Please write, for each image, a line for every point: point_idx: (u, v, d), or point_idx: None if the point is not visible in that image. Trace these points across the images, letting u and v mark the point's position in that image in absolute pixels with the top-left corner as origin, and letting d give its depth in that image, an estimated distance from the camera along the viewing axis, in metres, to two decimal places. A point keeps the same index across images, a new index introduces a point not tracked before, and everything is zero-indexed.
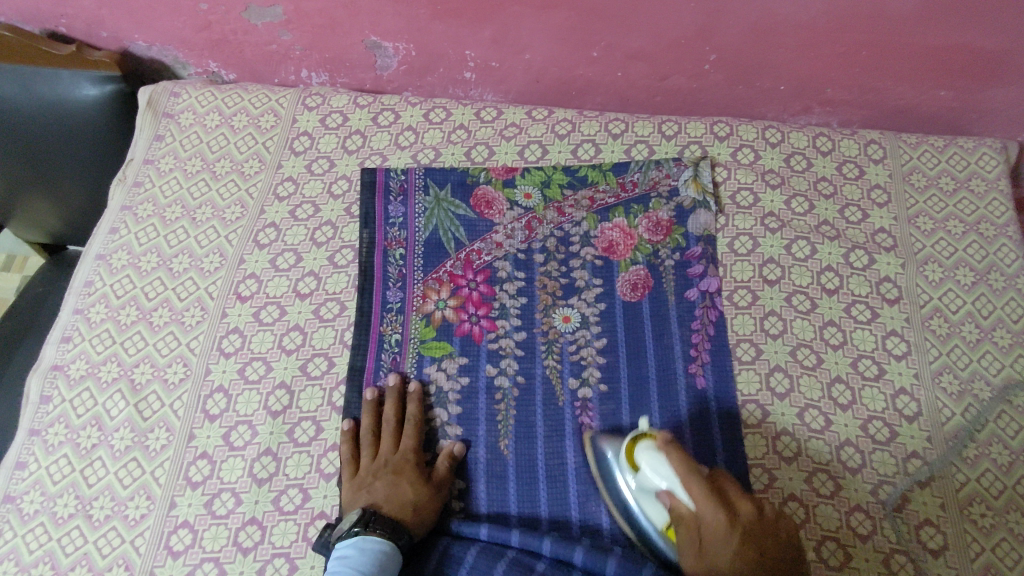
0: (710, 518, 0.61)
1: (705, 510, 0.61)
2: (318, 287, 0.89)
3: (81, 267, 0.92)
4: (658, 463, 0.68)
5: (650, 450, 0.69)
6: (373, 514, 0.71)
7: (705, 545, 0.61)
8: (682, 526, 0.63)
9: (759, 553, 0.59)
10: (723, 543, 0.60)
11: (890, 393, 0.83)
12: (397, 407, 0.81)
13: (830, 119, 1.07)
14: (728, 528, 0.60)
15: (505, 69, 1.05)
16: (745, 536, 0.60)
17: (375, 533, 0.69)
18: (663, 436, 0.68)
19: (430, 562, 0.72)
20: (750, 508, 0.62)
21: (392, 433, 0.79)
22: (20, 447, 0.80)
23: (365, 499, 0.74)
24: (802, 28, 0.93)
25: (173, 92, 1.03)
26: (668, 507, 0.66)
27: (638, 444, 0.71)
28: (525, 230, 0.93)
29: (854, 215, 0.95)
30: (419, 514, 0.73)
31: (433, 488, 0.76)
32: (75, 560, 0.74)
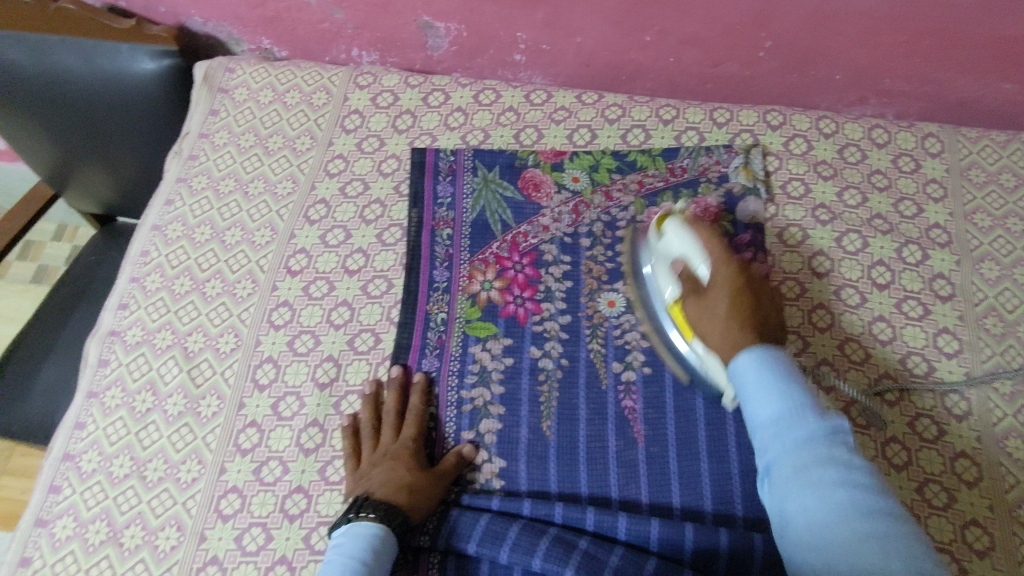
0: (717, 275, 0.73)
1: (716, 267, 0.74)
2: (366, 264, 0.90)
3: (138, 237, 0.95)
4: (684, 233, 0.78)
5: (678, 224, 0.79)
6: (368, 501, 0.70)
7: (710, 302, 0.72)
8: (689, 297, 0.75)
9: (750, 304, 0.70)
10: (721, 298, 0.71)
11: (939, 391, 0.81)
12: (398, 398, 0.81)
13: (886, 111, 1.05)
14: (729, 273, 0.73)
15: (556, 52, 1.04)
16: (743, 294, 0.71)
17: (367, 515, 0.68)
18: (697, 248, 0.76)
19: (473, 539, 0.72)
20: (750, 269, 0.74)
21: (392, 424, 0.79)
22: (79, 408, 0.83)
23: (363, 488, 0.73)
24: (863, 15, 0.91)
25: (228, 68, 1.05)
26: (681, 274, 0.77)
27: (669, 219, 0.81)
28: (572, 214, 0.92)
29: (908, 209, 0.93)
30: (413, 497, 0.72)
31: (430, 475, 0.74)
32: (130, 518, 0.76)
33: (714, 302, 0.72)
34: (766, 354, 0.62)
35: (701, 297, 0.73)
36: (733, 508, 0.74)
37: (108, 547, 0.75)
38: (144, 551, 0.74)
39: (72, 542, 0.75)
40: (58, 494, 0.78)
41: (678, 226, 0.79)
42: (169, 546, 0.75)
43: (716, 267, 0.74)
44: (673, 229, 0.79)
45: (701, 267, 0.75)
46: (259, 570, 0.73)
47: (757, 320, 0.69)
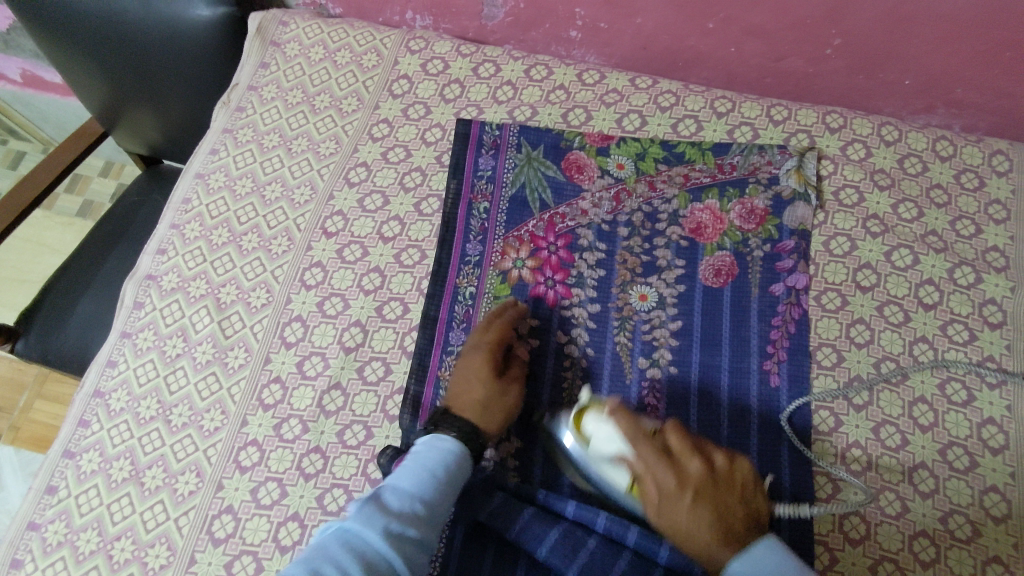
0: (660, 480, 0.67)
1: (657, 469, 0.67)
2: (402, 233, 0.90)
3: (181, 184, 0.96)
4: (607, 422, 0.72)
5: (598, 414, 0.72)
6: (445, 420, 0.74)
7: (667, 474, 0.66)
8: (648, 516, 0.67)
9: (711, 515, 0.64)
10: (681, 510, 0.65)
11: (976, 422, 0.79)
12: (486, 317, 0.83)
13: (954, 122, 1.00)
14: (681, 492, 0.65)
15: (613, 32, 1.01)
16: (711, 485, 0.66)
17: (446, 432, 0.73)
18: (629, 447, 0.69)
19: (486, 507, 0.72)
20: (700, 465, 0.67)
21: (483, 337, 0.81)
22: (112, 347, 0.85)
23: (441, 397, 0.79)
24: (944, 19, 0.86)
25: (282, 21, 1.04)
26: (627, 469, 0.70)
27: (586, 413, 0.74)
28: (612, 201, 0.91)
29: (966, 228, 0.89)
30: (489, 413, 0.76)
31: (504, 387, 0.78)
32: (152, 459, 0.78)
33: (675, 508, 0.65)
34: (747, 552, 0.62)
35: (667, 467, 0.67)
36: None
37: (129, 485, 0.77)
38: (163, 492, 0.77)
39: (96, 476, 0.78)
40: (86, 428, 0.81)
41: (599, 422, 0.72)
42: (188, 490, 0.77)
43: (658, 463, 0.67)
44: (592, 426, 0.72)
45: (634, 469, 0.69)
46: (272, 524, 0.74)
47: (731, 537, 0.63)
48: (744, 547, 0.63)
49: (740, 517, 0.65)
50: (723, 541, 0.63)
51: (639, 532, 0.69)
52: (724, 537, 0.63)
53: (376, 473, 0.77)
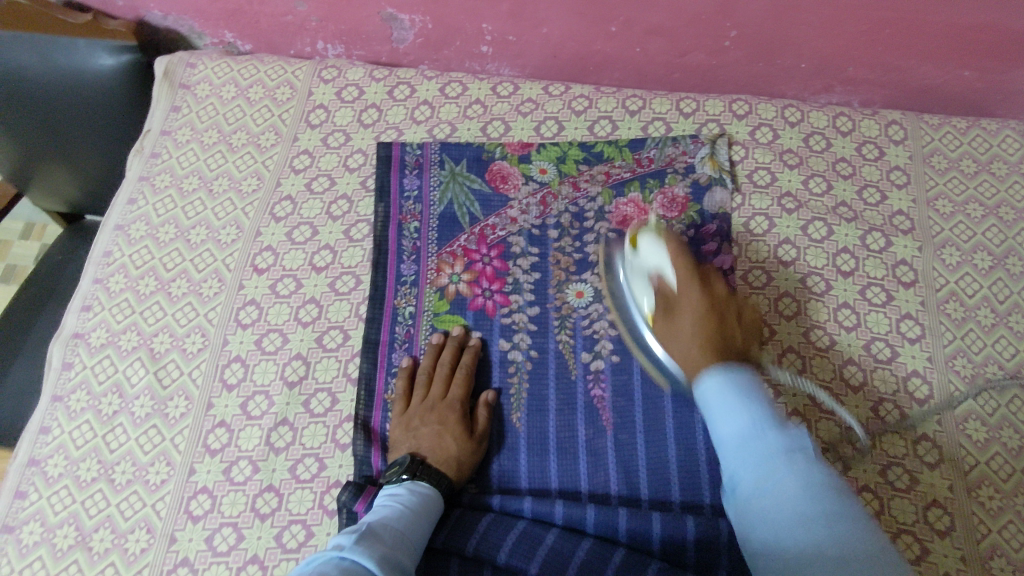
0: (688, 300, 0.73)
1: (688, 288, 0.74)
2: (334, 261, 0.90)
3: (100, 237, 0.93)
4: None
5: (660, 307, 0.75)
6: (423, 468, 0.74)
7: (681, 319, 0.72)
8: (670, 300, 0.75)
9: (715, 322, 0.71)
10: (688, 321, 0.72)
11: (902, 376, 0.83)
12: (452, 355, 0.83)
13: (851, 98, 1.06)
14: (702, 303, 0.73)
15: (522, 43, 1.04)
16: (713, 313, 0.72)
17: (422, 481, 0.73)
18: (670, 262, 0.76)
19: (442, 531, 0.72)
20: (722, 287, 0.76)
21: (445, 379, 0.82)
22: (44, 412, 0.82)
23: (408, 443, 0.78)
24: (825, 5, 0.91)
25: (189, 63, 1.03)
26: (658, 286, 0.77)
27: (642, 233, 0.80)
28: (540, 205, 0.93)
29: (872, 196, 0.94)
30: (461, 467, 0.77)
31: (477, 439, 0.79)
32: (99, 522, 0.76)
33: (683, 321, 0.72)
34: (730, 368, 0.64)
35: (673, 317, 0.73)
36: (700, 496, 0.76)
37: (76, 552, 0.74)
38: (113, 554, 0.74)
39: (40, 547, 0.75)
40: (24, 499, 0.78)
41: (654, 240, 0.78)
42: (139, 549, 0.74)
43: (687, 285, 0.74)
44: (648, 244, 0.78)
45: (674, 283, 0.75)
46: (231, 570, 0.73)
47: (728, 343, 0.70)
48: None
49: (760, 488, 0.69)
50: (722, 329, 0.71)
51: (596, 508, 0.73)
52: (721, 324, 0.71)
53: (333, 503, 0.76)
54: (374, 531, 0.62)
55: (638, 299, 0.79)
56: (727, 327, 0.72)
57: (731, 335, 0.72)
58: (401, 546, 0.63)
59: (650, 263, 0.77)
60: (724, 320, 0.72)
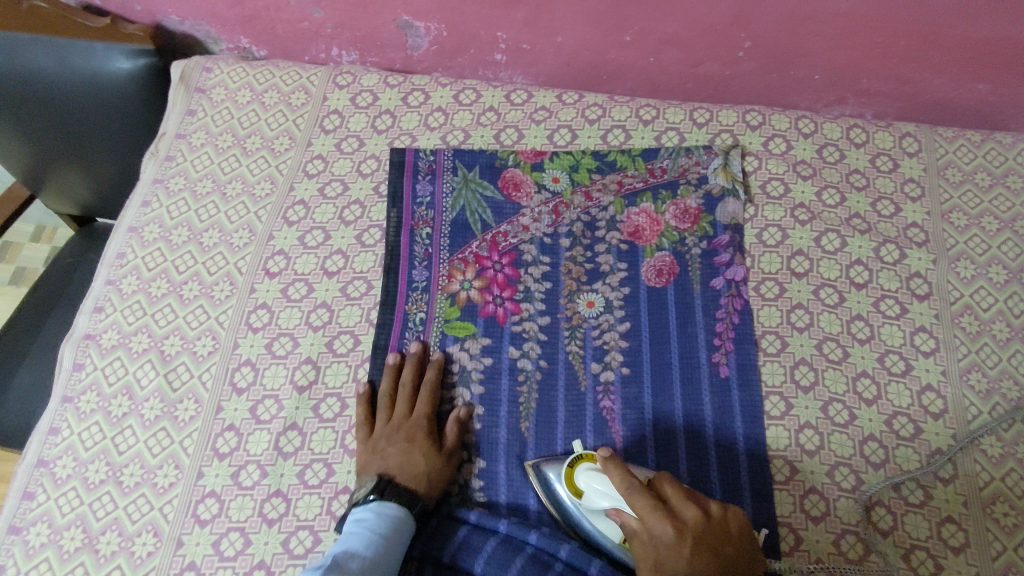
0: (638, 507, 0.63)
1: (631, 488, 0.64)
2: (345, 266, 0.90)
3: (114, 239, 0.94)
4: (602, 485, 0.69)
5: (593, 476, 0.70)
6: (392, 488, 0.73)
7: (651, 526, 0.62)
8: (632, 535, 0.64)
9: (712, 558, 0.61)
10: (664, 528, 0.62)
11: (916, 390, 0.82)
12: (413, 374, 0.82)
13: (865, 110, 1.05)
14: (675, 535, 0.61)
15: (536, 52, 1.04)
16: (689, 532, 0.62)
17: (392, 502, 0.72)
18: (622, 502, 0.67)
19: (449, 549, 0.73)
20: (670, 488, 0.65)
21: (408, 399, 0.81)
22: (53, 413, 0.82)
23: (374, 465, 0.76)
24: (840, 16, 0.91)
25: (205, 67, 1.04)
26: (617, 525, 0.67)
27: (579, 467, 0.72)
28: (552, 214, 0.92)
29: (886, 208, 0.93)
30: (431, 484, 0.76)
31: (447, 454, 0.78)
32: (106, 524, 0.76)
33: (655, 526, 0.62)
34: None
35: (644, 520, 0.63)
36: None
37: (83, 554, 0.74)
38: (120, 557, 0.74)
39: (47, 549, 0.75)
40: (32, 500, 0.78)
41: (597, 482, 0.69)
42: (146, 552, 0.74)
43: (651, 515, 0.63)
44: (591, 485, 0.69)
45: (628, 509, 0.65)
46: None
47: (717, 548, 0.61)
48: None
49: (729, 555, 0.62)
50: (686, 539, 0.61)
51: (539, 532, 0.71)
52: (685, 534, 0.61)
53: (341, 509, 0.76)
54: (342, 564, 0.63)
55: (591, 502, 0.70)
56: (717, 550, 0.61)
57: (722, 553, 0.61)
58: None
59: (601, 505, 0.69)
60: (705, 542, 0.61)
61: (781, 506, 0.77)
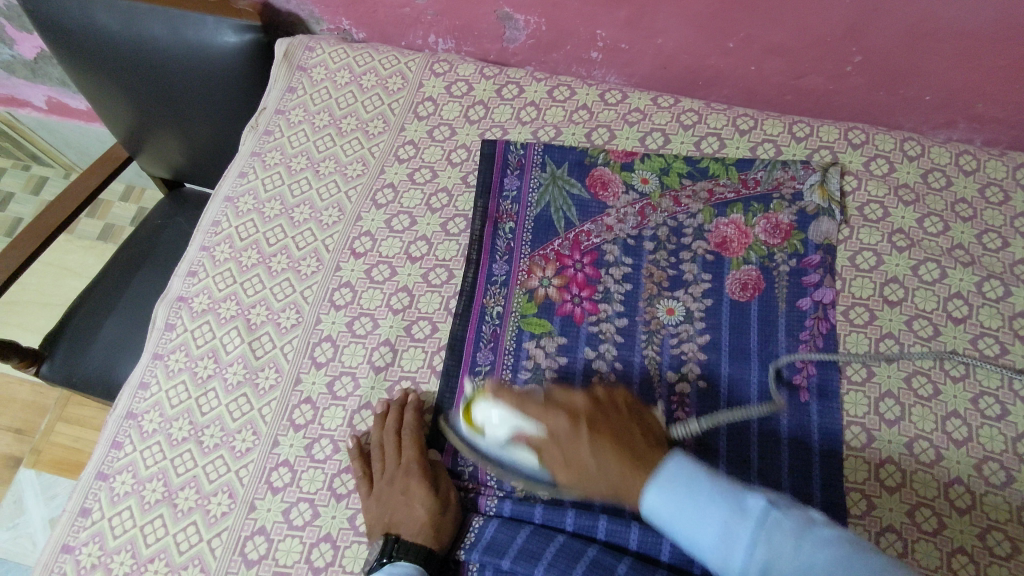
0: (553, 427, 0.70)
1: (550, 422, 0.70)
2: (429, 252, 0.91)
3: (210, 206, 0.97)
4: (494, 402, 0.72)
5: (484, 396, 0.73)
6: (399, 545, 0.70)
7: (578, 449, 0.68)
8: (544, 452, 0.70)
9: (611, 441, 0.68)
10: (584, 450, 0.68)
11: (1011, 436, 0.78)
12: (397, 419, 0.79)
13: (975, 137, 1.00)
14: (574, 432, 0.69)
15: (634, 52, 1.02)
16: (596, 427, 0.69)
17: (403, 561, 0.69)
18: (518, 407, 0.71)
19: (508, 554, 0.71)
20: (583, 396, 0.72)
21: (394, 445, 0.77)
22: (144, 368, 0.86)
23: (380, 524, 0.74)
24: (965, 36, 0.86)
25: (308, 46, 1.06)
26: (527, 441, 0.71)
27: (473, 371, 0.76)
28: (638, 215, 0.91)
29: (993, 241, 0.89)
30: (439, 533, 0.72)
31: (444, 493, 0.75)
32: (185, 481, 0.79)
33: (584, 454, 0.68)
34: (659, 479, 0.65)
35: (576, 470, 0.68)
36: None
37: (162, 506, 0.77)
38: (196, 514, 0.77)
39: (130, 498, 0.78)
40: (119, 450, 0.81)
41: (487, 402, 0.72)
42: (220, 511, 0.77)
43: (550, 417, 0.70)
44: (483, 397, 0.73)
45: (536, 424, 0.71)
46: (304, 545, 0.74)
47: (632, 448, 0.68)
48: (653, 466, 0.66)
49: (634, 436, 0.70)
50: (635, 466, 0.66)
51: (607, 521, 0.72)
52: (635, 461, 0.67)
53: None
54: None
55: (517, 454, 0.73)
56: (621, 431, 0.70)
57: (628, 434, 0.69)
58: None
59: (500, 430, 0.72)
60: (616, 429, 0.70)
61: None
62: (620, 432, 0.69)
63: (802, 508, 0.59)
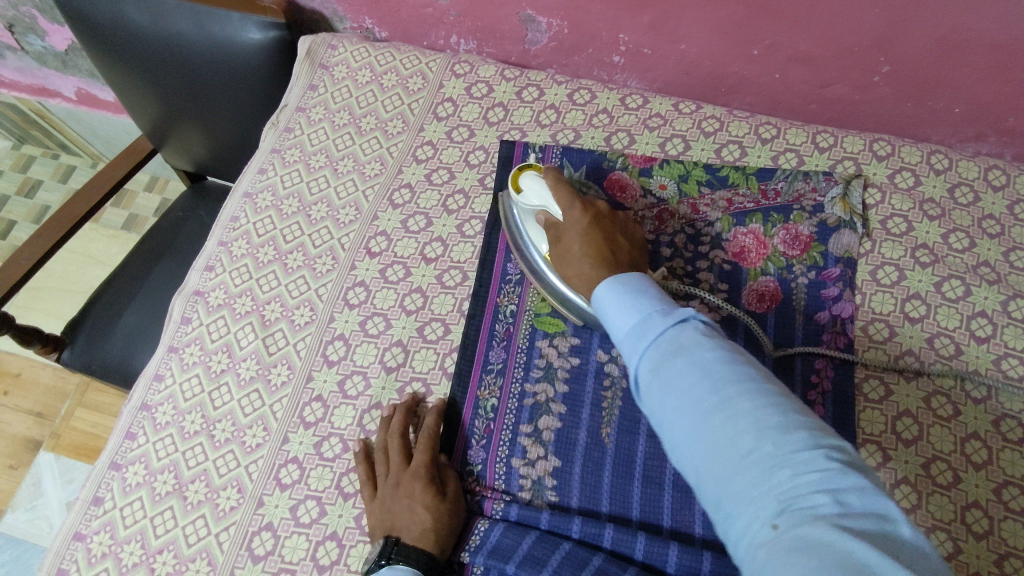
0: (568, 240, 0.76)
1: (569, 208, 0.78)
2: (444, 254, 0.91)
3: (229, 202, 0.98)
4: (539, 180, 0.83)
5: (534, 176, 0.83)
6: (398, 548, 0.69)
7: (572, 260, 0.75)
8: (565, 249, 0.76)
9: (598, 237, 0.75)
10: (580, 261, 0.73)
11: None
12: (402, 422, 0.78)
13: (1005, 151, 0.98)
14: (579, 216, 0.77)
15: (657, 57, 1.01)
16: (592, 227, 0.76)
17: (401, 565, 0.67)
18: (552, 197, 0.81)
19: (513, 559, 0.71)
20: (606, 206, 0.80)
21: (399, 448, 0.77)
22: (159, 361, 0.87)
23: (382, 526, 0.72)
24: (996, 48, 0.84)
25: (331, 45, 1.07)
26: (546, 222, 0.81)
27: (525, 173, 0.85)
28: (655, 222, 0.90)
29: (1020, 259, 0.86)
30: (440, 538, 0.71)
31: (448, 501, 0.73)
32: (195, 474, 0.79)
33: (577, 260, 0.74)
34: (621, 280, 0.65)
35: (573, 277, 0.75)
36: None
37: (172, 498, 0.78)
38: (205, 507, 0.77)
39: (141, 488, 0.79)
40: (132, 440, 0.83)
41: (532, 179, 0.83)
42: (229, 506, 0.77)
43: (568, 207, 0.78)
44: (529, 181, 0.83)
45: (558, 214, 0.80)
46: (310, 543, 0.75)
47: (613, 257, 0.73)
48: (626, 270, 0.70)
49: (625, 254, 0.75)
50: (615, 271, 0.71)
51: (613, 529, 0.71)
52: (612, 266, 0.72)
53: None
54: None
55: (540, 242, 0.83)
56: (620, 254, 0.74)
57: (617, 250, 0.75)
58: None
59: (535, 202, 0.82)
60: (609, 234, 0.76)
61: None
62: (613, 244, 0.75)
63: (744, 357, 0.55)
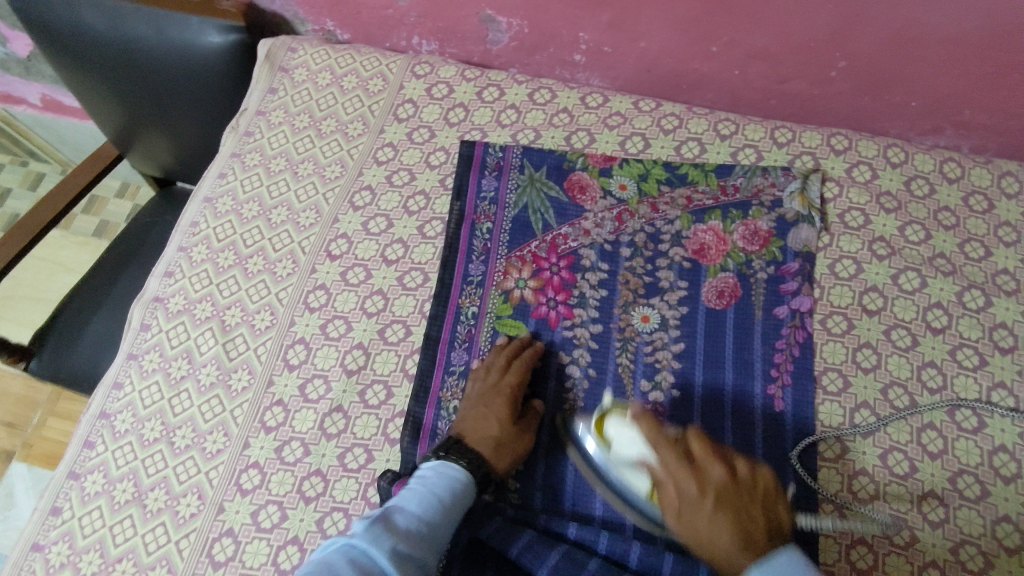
0: (683, 488, 0.63)
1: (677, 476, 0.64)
2: (405, 255, 0.91)
3: (189, 207, 0.98)
4: (628, 430, 0.70)
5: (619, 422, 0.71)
6: (459, 449, 0.74)
7: (694, 510, 0.62)
8: (660, 486, 0.66)
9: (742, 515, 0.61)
10: (708, 514, 0.61)
11: (987, 449, 0.77)
12: (505, 349, 0.82)
13: (962, 143, 0.99)
14: (701, 500, 0.62)
15: (617, 55, 1.02)
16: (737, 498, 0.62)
17: (455, 463, 0.72)
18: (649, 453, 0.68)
19: (485, 528, 0.72)
20: (722, 470, 0.63)
21: (500, 369, 0.80)
22: (119, 368, 0.87)
23: (444, 433, 0.77)
24: (950, 42, 0.85)
25: (290, 47, 1.06)
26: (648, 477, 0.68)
27: (609, 417, 0.73)
28: (615, 221, 0.91)
29: (975, 250, 0.88)
30: (501, 451, 0.75)
31: (519, 428, 0.78)
32: (155, 481, 0.79)
33: (687, 489, 0.63)
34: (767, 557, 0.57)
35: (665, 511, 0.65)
36: None
37: (132, 507, 0.78)
38: (165, 515, 0.77)
39: (100, 497, 0.79)
40: (91, 449, 0.82)
41: (619, 428, 0.71)
42: (189, 513, 0.77)
43: (685, 477, 0.63)
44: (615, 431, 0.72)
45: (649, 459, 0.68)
46: (271, 548, 0.74)
47: (748, 523, 0.60)
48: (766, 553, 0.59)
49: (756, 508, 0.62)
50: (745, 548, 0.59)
51: (577, 524, 0.72)
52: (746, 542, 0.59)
53: (376, 497, 0.76)
54: (394, 519, 0.64)
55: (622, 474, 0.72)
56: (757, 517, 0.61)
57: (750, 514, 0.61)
58: (425, 536, 0.64)
59: (629, 454, 0.70)
60: (751, 501, 0.62)
61: (824, 554, 0.73)
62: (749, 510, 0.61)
63: None
